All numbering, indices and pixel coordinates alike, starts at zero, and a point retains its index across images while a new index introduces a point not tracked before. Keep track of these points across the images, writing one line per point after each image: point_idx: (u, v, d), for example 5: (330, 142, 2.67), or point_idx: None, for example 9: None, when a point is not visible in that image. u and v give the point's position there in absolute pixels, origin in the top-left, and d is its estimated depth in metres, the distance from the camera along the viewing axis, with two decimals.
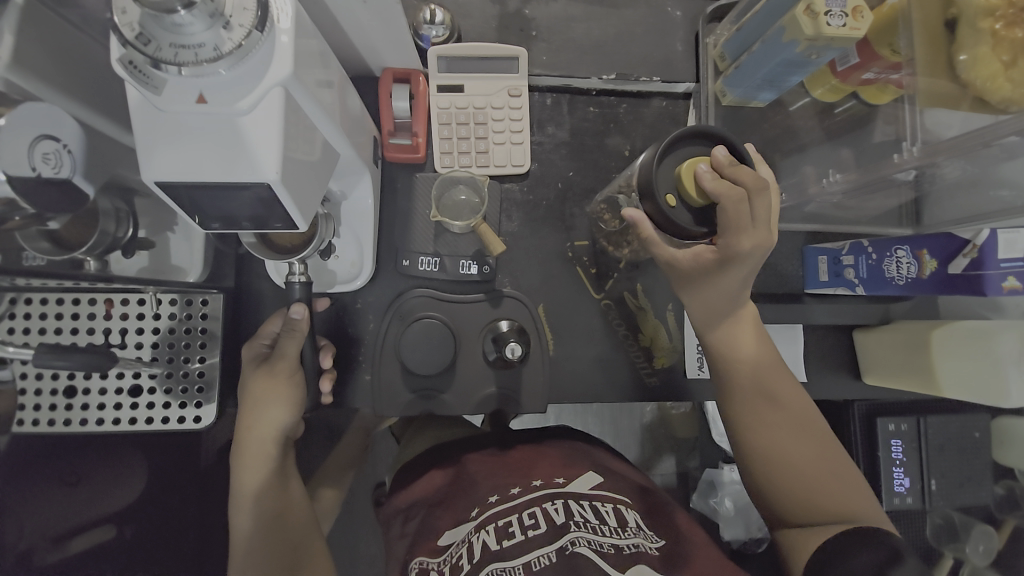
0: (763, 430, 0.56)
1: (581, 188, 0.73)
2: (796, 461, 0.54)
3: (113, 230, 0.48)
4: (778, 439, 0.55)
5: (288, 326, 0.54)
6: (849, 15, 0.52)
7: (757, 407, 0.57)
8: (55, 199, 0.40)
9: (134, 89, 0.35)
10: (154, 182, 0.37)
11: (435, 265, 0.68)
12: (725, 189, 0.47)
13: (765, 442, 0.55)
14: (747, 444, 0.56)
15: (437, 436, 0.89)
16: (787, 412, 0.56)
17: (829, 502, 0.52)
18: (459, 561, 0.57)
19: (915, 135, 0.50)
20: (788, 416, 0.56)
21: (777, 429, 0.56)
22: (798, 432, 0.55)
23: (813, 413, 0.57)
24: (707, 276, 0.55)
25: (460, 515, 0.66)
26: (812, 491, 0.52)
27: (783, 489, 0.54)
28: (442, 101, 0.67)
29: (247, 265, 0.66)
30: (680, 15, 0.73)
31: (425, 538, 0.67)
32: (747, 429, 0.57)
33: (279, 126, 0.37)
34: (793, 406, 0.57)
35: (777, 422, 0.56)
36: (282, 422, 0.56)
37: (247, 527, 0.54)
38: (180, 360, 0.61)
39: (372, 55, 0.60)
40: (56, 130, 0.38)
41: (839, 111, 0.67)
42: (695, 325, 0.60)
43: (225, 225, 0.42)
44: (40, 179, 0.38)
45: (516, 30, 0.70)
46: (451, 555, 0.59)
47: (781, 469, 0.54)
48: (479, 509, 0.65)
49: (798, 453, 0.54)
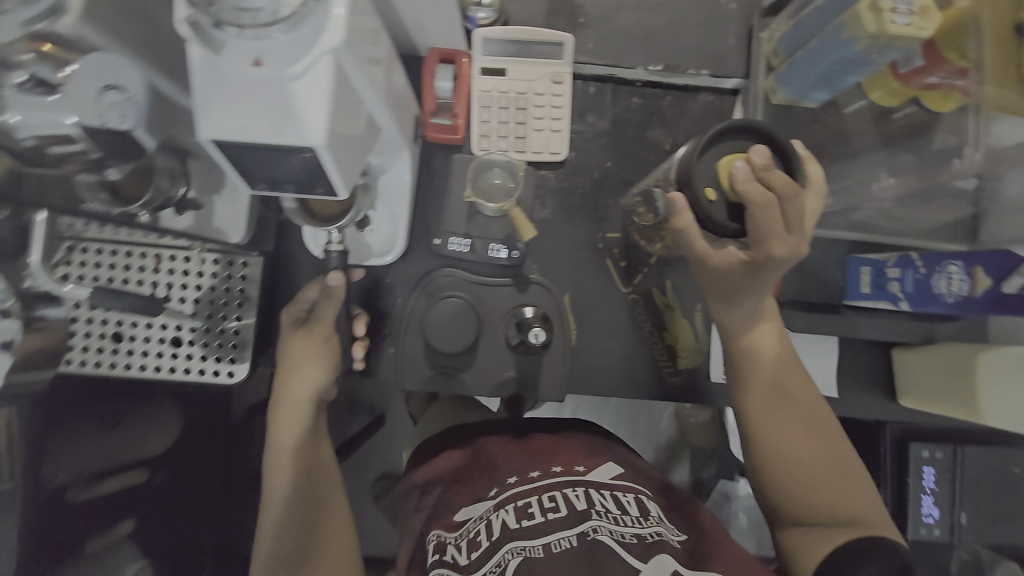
0: (776, 431, 0.56)
1: (617, 179, 0.72)
2: (806, 464, 0.54)
3: (165, 188, 0.51)
4: (789, 441, 0.55)
5: (326, 292, 0.57)
6: (916, 13, 0.48)
7: (773, 409, 0.57)
8: (115, 148, 0.40)
9: (196, 48, 0.36)
10: (208, 140, 0.38)
11: (466, 245, 0.69)
12: (758, 193, 0.46)
13: (776, 443, 0.55)
14: (757, 445, 0.56)
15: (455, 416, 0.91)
16: (802, 415, 0.56)
17: (836, 506, 0.52)
18: (478, 537, 0.60)
19: (979, 141, 0.48)
20: (803, 419, 0.56)
21: (790, 431, 0.55)
22: (810, 434, 0.55)
23: (827, 416, 0.57)
24: (729, 275, 0.54)
25: (479, 493, 0.68)
26: (819, 493, 0.53)
27: (791, 490, 0.54)
28: (485, 84, 0.68)
29: (287, 232, 0.71)
30: (736, 7, 0.70)
31: (441, 515, 0.69)
32: (758, 430, 0.56)
33: (327, 93, 0.38)
34: (806, 409, 0.57)
35: (790, 424, 0.56)
36: (317, 383, 0.56)
37: (287, 480, 0.56)
38: (218, 316, 0.63)
39: (420, 34, 0.61)
40: (121, 80, 0.38)
41: (897, 116, 0.61)
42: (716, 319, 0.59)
43: (270, 186, 0.45)
44: (108, 130, 0.38)
45: (564, 15, 0.69)
46: (469, 530, 0.62)
47: (790, 472, 0.54)
48: (499, 489, 0.66)
49: (808, 456, 0.54)
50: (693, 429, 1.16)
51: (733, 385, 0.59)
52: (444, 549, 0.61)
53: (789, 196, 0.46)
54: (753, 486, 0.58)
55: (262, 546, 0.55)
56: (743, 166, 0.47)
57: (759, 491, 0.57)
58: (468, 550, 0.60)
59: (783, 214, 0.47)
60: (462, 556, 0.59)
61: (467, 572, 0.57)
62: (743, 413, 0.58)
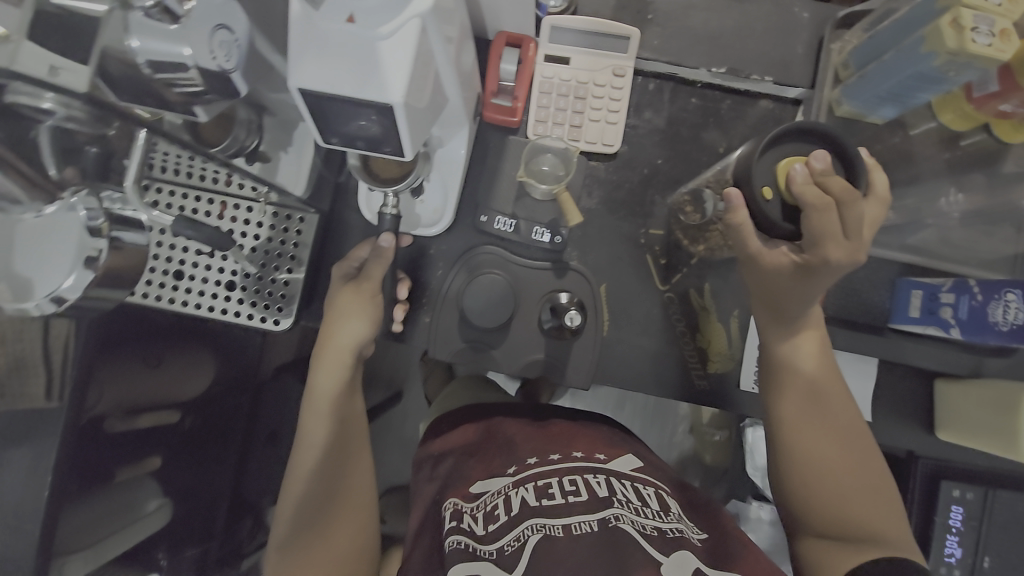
0: (808, 441, 0.56)
1: (667, 177, 0.73)
2: (834, 477, 0.54)
3: (242, 137, 0.54)
4: (819, 453, 0.55)
5: (377, 253, 0.60)
6: (997, 35, 0.48)
7: (808, 418, 0.57)
8: (220, 85, 0.39)
9: (296, 1, 0.39)
10: (296, 88, 0.41)
11: (510, 226, 0.71)
12: (816, 198, 0.47)
13: (806, 454, 0.56)
14: (786, 453, 0.57)
15: (476, 396, 0.92)
16: (835, 428, 0.56)
17: (862, 524, 0.52)
18: (495, 511, 0.62)
19: None
20: (835, 432, 0.56)
21: (822, 444, 0.56)
22: (842, 448, 0.56)
23: (861, 434, 0.57)
24: (778, 280, 0.55)
25: (495, 469, 0.69)
26: (845, 508, 0.53)
27: (817, 501, 0.54)
28: (548, 70, 0.69)
29: (343, 196, 0.73)
30: (808, 17, 0.70)
31: (455, 484, 0.70)
32: (789, 439, 0.57)
33: (410, 54, 0.40)
34: (841, 424, 0.57)
35: (822, 438, 0.56)
36: (359, 333, 0.61)
37: (322, 428, 0.61)
38: (270, 266, 0.67)
39: (492, 14, 0.62)
40: (232, 23, 0.38)
41: (965, 144, 0.61)
42: (759, 325, 0.60)
43: (343, 142, 0.48)
44: (221, 72, 0.38)
45: (633, 11, 0.70)
46: (486, 503, 0.63)
47: (817, 483, 0.54)
48: (517, 468, 0.67)
49: (838, 470, 0.55)
50: (708, 447, 1.14)
51: (767, 393, 0.60)
52: (461, 517, 0.62)
53: (848, 202, 0.47)
54: (776, 494, 0.59)
55: (296, 485, 0.60)
56: (804, 168, 0.47)
57: (783, 499, 0.57)
58: (485, 521, 0.61)
59: (839, 219, 0.48)
60: (479, 526, 0.61)
61: (484, 542, 0.58)
62: (776, 421, 0.58)
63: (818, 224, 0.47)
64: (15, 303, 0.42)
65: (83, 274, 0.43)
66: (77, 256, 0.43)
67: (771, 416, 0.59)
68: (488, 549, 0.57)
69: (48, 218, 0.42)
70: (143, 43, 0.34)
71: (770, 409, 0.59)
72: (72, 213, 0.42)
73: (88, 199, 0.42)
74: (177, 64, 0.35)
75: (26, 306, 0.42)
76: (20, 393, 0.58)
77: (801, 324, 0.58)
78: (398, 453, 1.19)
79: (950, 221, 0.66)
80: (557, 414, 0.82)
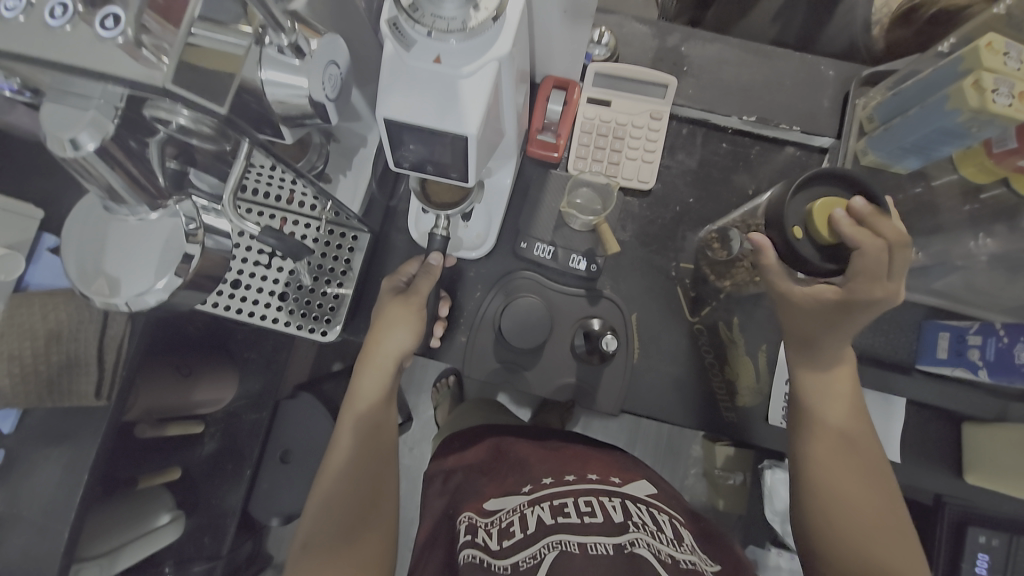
0: (834, 481, 0.57)
1: (697, 215, 0.77)
2: (859, 518, 0.55)
3: (314, 160, 0.59)
4: (844, 490, 0.56)
5: (425, 269, 0.65)
6: (1017, 97, 0.53)
7: (838, 458, 0.58)
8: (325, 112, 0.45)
9: (390, 45, 0.45)
10: (382, 118, 0.46)
11: (549, 253, 0.74)
12: (867, 240, 0.50)
13: (832, 489, 0.57)
14: (813, 490, 0.57)
15: (492, 418, 0.93)
16: (862, 468, 0.58)
17: (884, 567, 0.52)
18: (511, 527, 0.60)
19: None
20: (863, 473, 0.57)
21: (848, 484, 0.57)
22: (868, 490, 0.57)
23: (886, 477, 0.58)
24: (819, 317, 0.57)
25: (510, 487, 0.68)
26: (868, 548, 0.53)
27: (841, 542, 0.54)
28: (590, 112, 0.75)
29: (392, 217, 0.77)
30: (833, 74, 0.75)
31: (469, 498, 0.69)
32: (817, 475, 0.58)
33: (486, 93, 0.45)
34: (869, 466, 0.58)
35: (850, 475, 0.57)
36: (405, 343, 0.66)
37: (349, 434, 0.65)
38: (323, 280, 0.71)
39: (543, 61, 0.68)
40: (338, 58, 0.44)
41: (985, 196, 0.65)
42: (791, 361, 0.63)
43: (411, 166, 0.53)
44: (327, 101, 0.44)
45: (670, 63, 0.76)
46: (502, 519, 0.62)
47: (840, 521, 0.55)
48: (532, 487, 0.66)
49: (863, 508, 0.55)
50: (723, 491, 1.11)
51: (796, 427, 0.61)
52: (475, 531, 0.62)
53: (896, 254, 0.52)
54: (798, 532, 0.59)
55: (326, 485, 0.63)
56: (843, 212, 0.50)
57: (803, 534, 0.58)
58: (499, 537, 0.60)
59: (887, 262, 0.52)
60: (494, 542, 0.60)
61: (499, 556, 0.58)
62: (803, 455, 0.59)
63: (872, 265, 0.51)
64: (108, 298, 0.46)
65: (174, 277, 0.46)
66: (171, 257, 0.46)
67: (799, 451, 0.60)
68: (503, 564, 0.56)
69: (152, 224, 0.46)
70: (269, 74, 0.40)
71: (797, 442, 0.60)
72: (174, 219, 0.47)
73: (188, 207, 0.48)
74: (294, 95, 0.41)
75: (116, 302, 0.46)
76: (67, 390, 0.59)
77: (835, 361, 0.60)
78: (408, 478, 1.18)
79: (977, 263, 0.68)
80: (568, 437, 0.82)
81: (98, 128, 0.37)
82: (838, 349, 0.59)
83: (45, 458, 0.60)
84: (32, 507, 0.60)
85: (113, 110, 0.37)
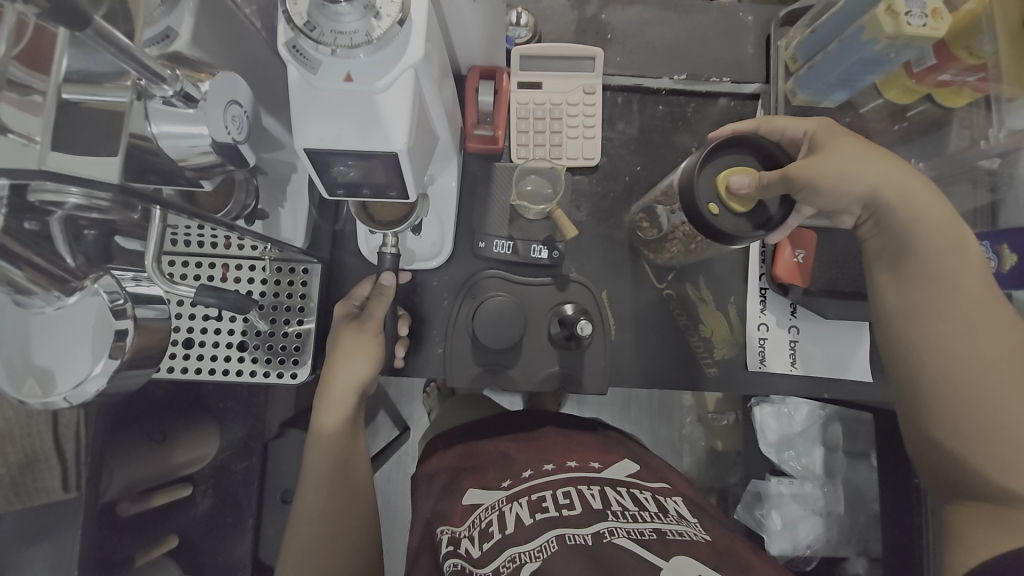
0: (960, 378, 0.51)
1: (647, 181, 0.77)
2: (999, 419, 0.49)
3: (243, 199, 0.54)
4: (975, 381, 0.50)
5: (379, 291, 0.65)
6: (930, 15, 0.54)
7: (965, 350, 0.51)
8: (235, 153, 0.42)
9: (294, 69, 0.42)
10: (303, 148, 0.44)
11: (508, 248, 0.73)
12: (779, 191, 0.52)
13: (963, 389, 0.50)
14: (937, 391, 0.52)
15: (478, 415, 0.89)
16: (995, 360, 0.50)
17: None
18: (490, 528, 0.59)
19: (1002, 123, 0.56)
20: (998, 366, 0.50)
21: (985, 382, 0.50)
22: (1008, 386, 0.49)
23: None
24: (848, 175, 0.53)
25: (490, 482, 0.67)
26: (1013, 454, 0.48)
27: (976, 447, 0.50)
28: (523, 97, 0.73)
29: (341, 241, 0.74)
30: (752, 19, 0.76)
31: (451, 501, 0.67)
32: (945, 373, 0.51)
33: (408, 104, 0.43)
34: (995, 332, 0.51)
35: (987, 375, 0.50)
36: (363, 372, 0.65)
37: (317, 469, 0.64)
38: (281, 320, 0.68)
39: (465, 52, 0.65)
40: (239, 97, 0.42)
41: (912, 114, 0.69)
42: (886, 242, 0.55)
43: (347, 191, 0.50)
44: (234, 141, 0.41)
45: (593, 33, 0.75)
46: (481, 520, 0.61)
47: (979, 426, 0.49)
48: (511, 481, 0.65)
49: (1004, 406, 0.49)
50: (718, 433, 1.14)
51: (887, 334, 0.56)
52: (457, 541, 0.60)
53: (834, 125, 0.58)
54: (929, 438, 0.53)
55: (302, 528, 0.63)
56: (741, 179, 0.53)
57: (935, 457, 0.53)
58: (480, 540, 0.59)
59: (835, 133, 0.56)
60: (475, 548, 0.58)
61: (480, 564, 0.56)
62: (922, 350, 0.53)
63: (831, 136, 0.56)
64: (43, 397, 0.41)
65: (110, 359, 0.42)
66: (103, 338, 0.42)
67: (913, 345, 0.54)
68: (485, 571, 0.55)
69: (71, 308, 0.43)
70: (162, 128, 0.37)
71: (894, 355, 0.56)
72: (96, 297, 0.43)
73: (109, 281, 0.44)
74: (198, 143, 0.39)
75: (52, 399, 0.41)
76: (34, 488, 0.55)
77: (923, 228, 0.53)
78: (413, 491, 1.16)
79: None
80: (548, 421, 0.80)
81: None
82: (914, 216, 0.53)
83: (24, 560, 0.56)
84: None
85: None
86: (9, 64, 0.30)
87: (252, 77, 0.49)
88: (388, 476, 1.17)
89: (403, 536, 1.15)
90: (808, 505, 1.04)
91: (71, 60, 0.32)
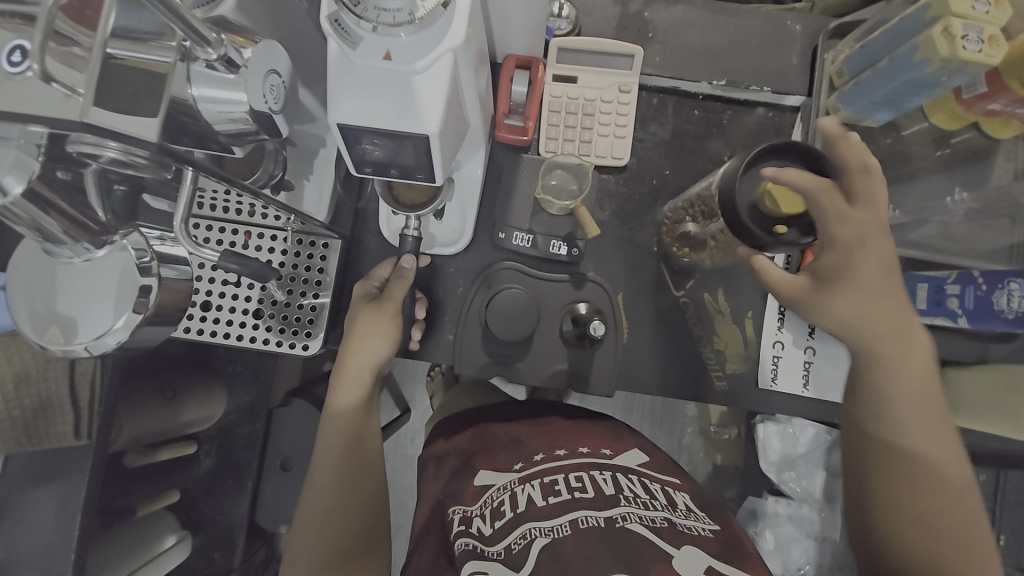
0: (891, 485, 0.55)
1: (675, 186, 0.76)
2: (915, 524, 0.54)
3: (272, 169, 0.55)
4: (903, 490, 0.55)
5: (399, 274, 0.64)
6: (985, 42, 0.52)
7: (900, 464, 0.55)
8: (270, 123, 0.44)
9: (335, 43, 0.42)
10: (336, 122, 0.44)
11: (528, 241, 0.72)
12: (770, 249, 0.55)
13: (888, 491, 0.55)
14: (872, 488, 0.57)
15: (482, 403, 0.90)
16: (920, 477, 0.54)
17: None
18: (501, 506, 0.60)
19: None
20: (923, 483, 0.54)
21: (909, 493, 0.54)
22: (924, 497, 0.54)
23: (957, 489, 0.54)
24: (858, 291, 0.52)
25: (502, 464, 0.67)
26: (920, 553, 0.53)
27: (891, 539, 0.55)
28: (557, 90, 0.72)
29: (362, 219, 0.74)
30: (799, 29, 0.74)
31: (464, 480, 0.68)
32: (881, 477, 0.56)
33: (444, 86, 0.43)
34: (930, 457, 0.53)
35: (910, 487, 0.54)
36: (381, 352, 0.66)
37: (332, 444, 0.65)
38: (297, 292, 0.69)
39: (503, 39, 0.65)
40: (278, 66, 0.42)
41: (956, 141, 0.67)
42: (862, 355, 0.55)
43: (375, 170, 0.50)
44: (270, 110, 0.43)
45: (634, 30, 0.74)
46: (493, 498, 0.62)
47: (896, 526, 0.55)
48: (523, 464, 0.66)
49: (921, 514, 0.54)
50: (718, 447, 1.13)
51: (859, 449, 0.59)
52: (469, 521, 0.61)
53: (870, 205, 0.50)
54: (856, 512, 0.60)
55: (317, 500, 0.64)
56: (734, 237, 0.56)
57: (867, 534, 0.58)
58: (492, 519, 0.59)
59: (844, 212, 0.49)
60: (487, 526, 0.59)
61: (491, 542, 0.57)
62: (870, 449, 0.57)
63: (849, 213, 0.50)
64: (65, 345, 0.42)
65: (132, 314, 0.43)
66: (127, 294, 0.43)
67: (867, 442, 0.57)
68: (496, 549, 0.55)
69: (100, 262, 0.43)
70: (202, 91, 0.38)
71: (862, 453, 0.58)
72: (124, 253, 0.44)
73: (137, 240, 0.45)
74: (234, 110, 0.40)
75: (74, 348, 0.42)
76: (45, 432, 0.57)
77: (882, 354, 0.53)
78: (409, 471, 1.18)
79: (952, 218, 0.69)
80: (555, 409, 0.80)
81: (23, 167, 0.35)
82: (886, 365, 0.53)
83: (29, 500, 0.58)
84: (34, 550, 0.57)
85: (35, 148, 0.35)
86: (56, 17, 0.29)
87: (290, 48, 0.49)
88: (387, 454, 1.18)
89: (397, 514, 1.17)
90: (803, 527, 1.02)
91: (118, 15, 0.32)
